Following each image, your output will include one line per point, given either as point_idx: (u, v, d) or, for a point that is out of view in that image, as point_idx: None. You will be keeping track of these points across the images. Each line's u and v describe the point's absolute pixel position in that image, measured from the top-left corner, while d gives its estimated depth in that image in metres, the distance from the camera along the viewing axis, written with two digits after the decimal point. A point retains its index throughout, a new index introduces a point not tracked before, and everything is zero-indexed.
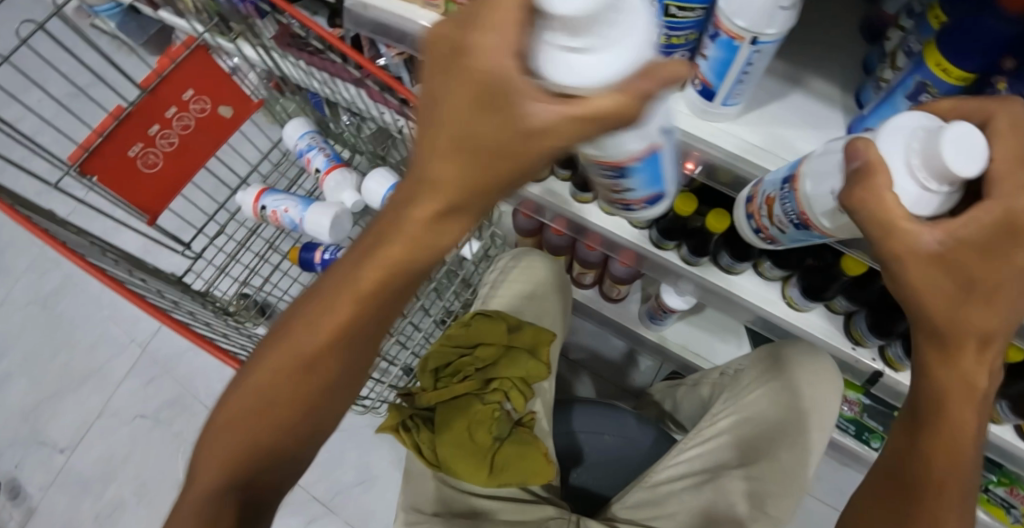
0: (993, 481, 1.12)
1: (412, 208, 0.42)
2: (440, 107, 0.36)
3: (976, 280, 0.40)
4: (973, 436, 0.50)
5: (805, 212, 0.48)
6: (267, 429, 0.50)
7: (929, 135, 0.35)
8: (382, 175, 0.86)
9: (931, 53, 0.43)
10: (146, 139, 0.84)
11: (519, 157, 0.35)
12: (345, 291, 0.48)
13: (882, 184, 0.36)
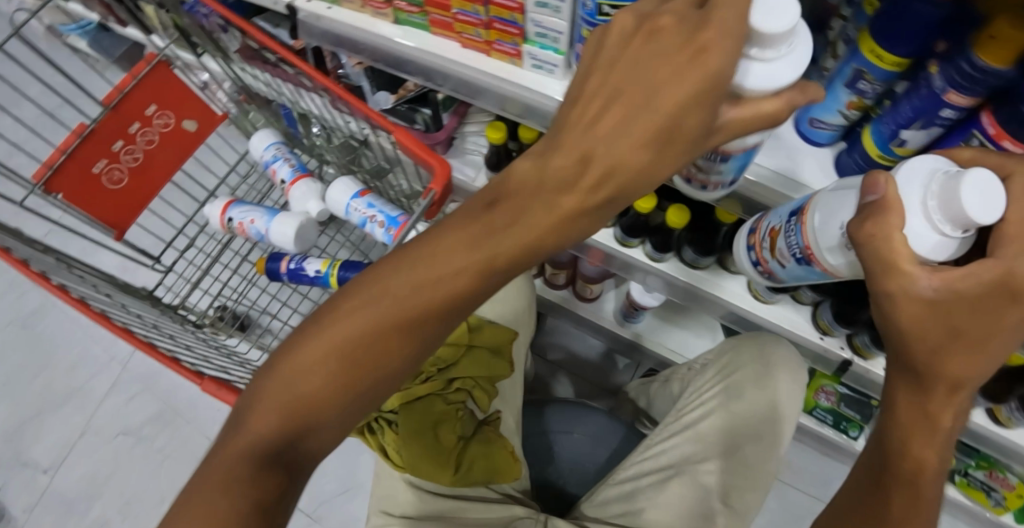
0: (971, 465, 1.18)
1: (558, 192, 0.43)
2: (632, 75, 0.38)
3: (961, 328, 0.41)
4: (936, 453, 0.49)
5: (809, 248, 0.53)
6: (350, 383, 0.46)
7: (948, 180, 0.38)
8: (344, 183, 0.85)
9: (866, 41, 0.51)
10: (111, 154, 0.85)
11: (676, 150, 0.39)
12: (470, 249, 0.45)
13: (894, 222, 0.40)
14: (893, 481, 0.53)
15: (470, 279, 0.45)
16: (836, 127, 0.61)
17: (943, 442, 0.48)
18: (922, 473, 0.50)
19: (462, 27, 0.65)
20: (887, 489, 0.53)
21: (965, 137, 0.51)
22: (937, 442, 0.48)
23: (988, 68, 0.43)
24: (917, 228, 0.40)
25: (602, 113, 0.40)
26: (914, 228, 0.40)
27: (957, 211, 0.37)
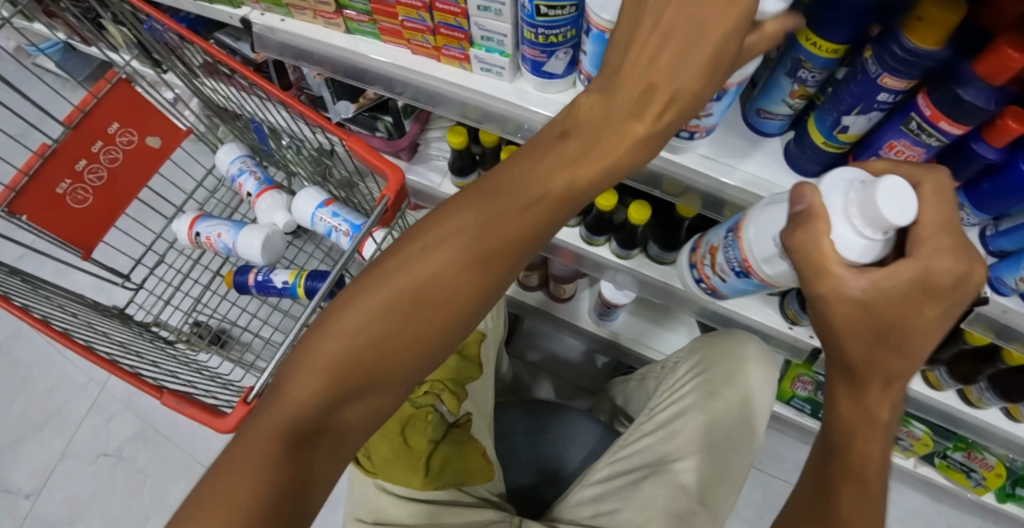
0: (949, 447, 1.16)
1: (627, 122, 0.45)
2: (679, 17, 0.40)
3: (891, 325, 0.42)
4: (881, 444, 0.49)
5: (747, 258, 0.59)
6: (396, 329, 0.49)
7: (864, 189, 0.42)
8: (309, 193, 0.86)
9: (803, 30, 0.51)
10: (74, 174, 0.84)
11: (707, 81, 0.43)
12: (503, 196, 0.49)
13: (822, 229, 0.43)
14: (840, 479, 0.51)
15: (491, 244, 0.50)
16: (783, 117, 0.60)
17: (883, 434, 0.49)
18: (866, 466, 0.50)
19: (410, 33, 0.65)
20: (834, 486, 0.52)
21: (904, 120, 0.50)
22: (878, 438, 0.49)
23: (918, 49, 0.43)
24: (845, 233, 0.42)
25: (660, 51, 0.42)
26: (842, 232, 0.43)
27: (875, 213, 0.40)
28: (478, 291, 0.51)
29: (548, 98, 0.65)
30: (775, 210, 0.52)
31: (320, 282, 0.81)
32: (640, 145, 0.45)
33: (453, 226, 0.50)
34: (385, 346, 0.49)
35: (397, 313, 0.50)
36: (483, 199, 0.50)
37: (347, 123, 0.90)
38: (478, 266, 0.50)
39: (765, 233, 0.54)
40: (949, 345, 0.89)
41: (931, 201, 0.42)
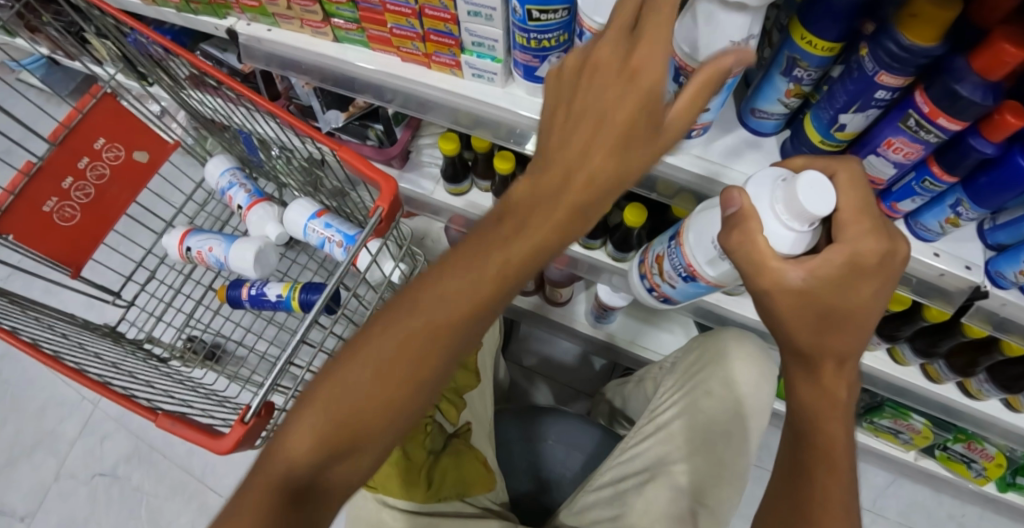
0: (950, 439, 1.14)
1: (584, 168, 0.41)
2: (593, 94, 0.40)
3: (833, 309, 0.45)
4: (843, 424, 0.50)
5: (691, 263, 0.58)
6: (400, 379, 0.44)
7: (787, 186, 0.44)
8: (300, 204, 0.84)
9: (797, 28, 0.50)
10: (61, 192, 0.82)
11: (639, 153, 0.41)
12: (519, 230, 0.43)
13: (757, 228, 0.45)
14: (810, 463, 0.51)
15: (499, 262, 0.43)
16: (778, 116, 0.60)
17: (845, 414, 0.50)
18: (832, 448, 0.50)
19: (399, 41, 0.64)
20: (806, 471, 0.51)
21: (901, 117, 0.49)
22: (841, 419, 0.50)
23: (913, 47, 0.43)
24: (774, 229, 0.45)
25: (576, 131, 0.42)
26: (772, 228, 0.45)
27: (799, 208, 0.43)
28: (476, 324, 0.45)
29: (541, 103, 0.65)
30: (711, 213, 0.54)
31: (315, 295, 0.80)
32: (588, 203, 0.42)
33: (466, 260, 0.44)
34: (388, 390, 0.44)
35: (400, 349, 0.44)
36: (498, 230, 0.44)
37: (337, 132, 0.90)
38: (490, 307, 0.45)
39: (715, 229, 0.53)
40: (948, 339, 0.85)
41: (848, 189, 0.45)
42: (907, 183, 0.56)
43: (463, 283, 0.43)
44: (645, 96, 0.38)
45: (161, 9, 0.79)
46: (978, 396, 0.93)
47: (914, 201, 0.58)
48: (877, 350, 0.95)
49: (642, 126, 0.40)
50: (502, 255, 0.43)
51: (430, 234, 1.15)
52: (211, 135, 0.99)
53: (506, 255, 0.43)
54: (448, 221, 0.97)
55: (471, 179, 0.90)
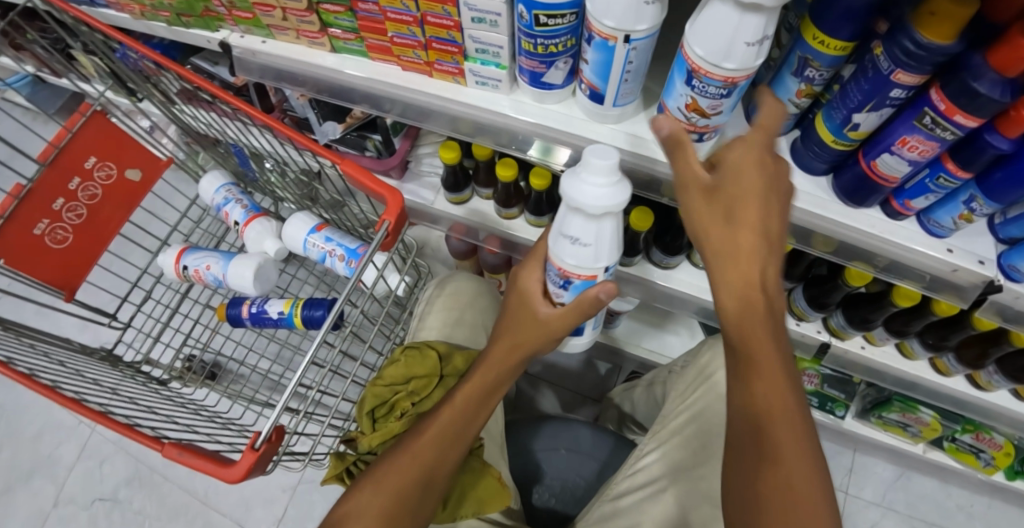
0: (959, 430, 1.15)
1: (508, 344, 0.64)
2: (510, 310, 0.66)
3: (723, 193, 0.44)
4: (783, 383, 0.43)
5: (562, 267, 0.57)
6: (397, 491, 0.55)
7: (585, 164, 0.48)
8: (300, 218, 0.83)
9: (809, 28, 0.49)
10: (52, 214, 0.80)
11: (530, 328, 0.64)
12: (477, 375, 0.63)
13: (586, 192, 0.48)
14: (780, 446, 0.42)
15: (486, 385, 0.62)
16: (788, 117, 0.59)
17: (783, 370, 0.43)
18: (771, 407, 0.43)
19: (400, 50, 0.63)
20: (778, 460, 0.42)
21: (916, 115, 0.48)
22: (777, 377, 0.43)
23: (929, 44, 0.42)
24: (589, 203, 0.48)
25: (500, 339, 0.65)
26: (586, 203, 0.48)
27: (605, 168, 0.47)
28: (451, 443, 0.59)
29: (547, 109, 0.63)
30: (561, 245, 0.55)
31: (318, 310, 0.79)
32: (509, 352, 0.64)
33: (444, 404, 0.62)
34: (396, 501, 0.54)
35: (428, 451, 0.58)
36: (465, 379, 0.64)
37: (334, 144, 0.88)
38: (460, 431, 0.60)
39: (581, 259, 0.54)
40: (957, 331, 0.83)
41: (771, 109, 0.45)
42: (920, 181, 0.55)
43: (463, 402, 0.61)
44: (523, 293, 0.64)
45: (150, 23, 0.77)
46: (987, 388, 0.93)
47: (928, 199, 0.56)
48: (885, 345, 0.94)
49: (529, 316, 0.64)
50: (469, 391, 0.61)
51: (430, 243, 1.14)
52: (203, 149, 0.97)
53: (492, 380, 0.62)
54: (448, 231, 0.95)
55: (472, 187, 0.89)
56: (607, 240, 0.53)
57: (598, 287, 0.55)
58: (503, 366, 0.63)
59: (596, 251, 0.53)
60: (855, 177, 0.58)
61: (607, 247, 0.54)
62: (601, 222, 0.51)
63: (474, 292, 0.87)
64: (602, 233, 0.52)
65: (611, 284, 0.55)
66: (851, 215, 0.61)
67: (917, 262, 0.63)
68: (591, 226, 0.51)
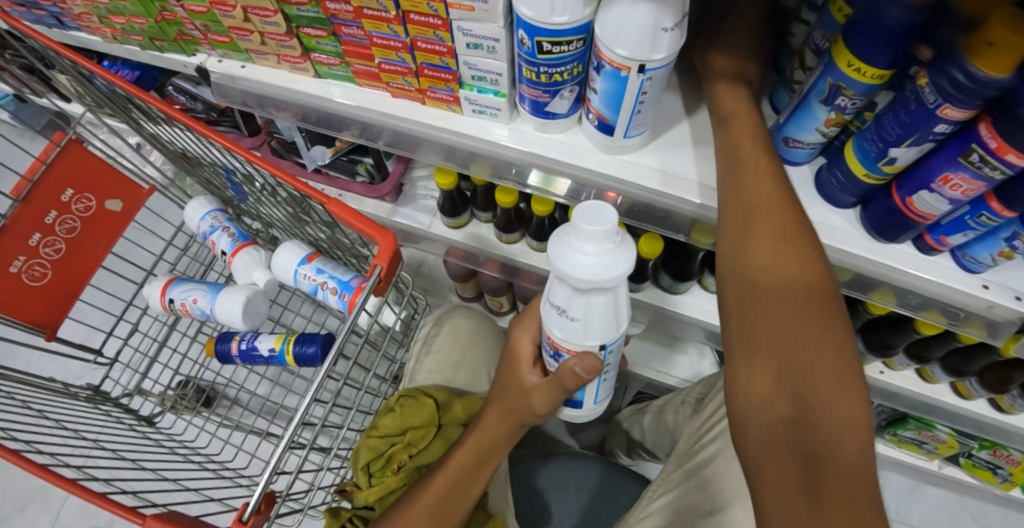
0: (976, 446, 1.07)
1: (501, 407, 0.63)
2: (503, 375, 0.64)
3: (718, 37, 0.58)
4: (799, 275, 0.41)
5: (551, 336, 0.52)
6: None
7: (575, 232, 0.42)
8: (290, 248, 0.77)
9: (842, 53, 0.44)
10: (29, 250, 0.75)
11: (517, 393, 0.61)
12: (471, 438, 0.63)
13: (575, 244, 0.42)
14: (813, 395, 0.36)
15: (481, 452, 0.62)
16: (813, 146, 0.55)
17: (797, 262, 0.41)
18: (784, 293, 0.40)
19: (388, 76, 0.58)
20: (805, 409, 0.36)
21: (961, 151, 0.43)
22: (787, 267, 0.41)
23: (984, 77, 0.37)
24: (572, 276, 0.43)
25: (493, 409, 0.64)
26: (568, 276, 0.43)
27: (595, 225, 0.41)
28: (450, 509, 0.61)
29: (549, 139, 0.59)
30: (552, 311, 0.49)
31: (310, 347, 0.74)
32: (502, 414, 0.62)
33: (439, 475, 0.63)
34: None
35: (425, 517, 0.60)
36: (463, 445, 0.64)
37: (323, 169, 0.84)
38: (455, 498, 0.61)
39: (567, 331, 0.50)
40: (981, 356, 0.78)
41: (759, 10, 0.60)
42: (959, 217, 0.50)
43: (458, 469, 0.62)
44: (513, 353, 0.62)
45: (123, 47, 0.72)
46: (1006, 409, 0.85)
47: (966, 235, 0.51)
48: (905, 370, 0.89)
49: (519, 382, 0.61)
50: (465, 453, 0.63)
51: (427, 262, 1.09)
52: (187, 173, 0.92)
53: (487, 445, 0.62)
54: (447, 256, 0.91)
55: (470, 211, 0.84)
56: (596, 315, 0.47)
57: (577, 360, 0.50)
58: (500, 431, 0.63)
59: (582, 325, 0.48)
60: (887, 211, 0.53)
61: (597, 323, 0.48)
62: (588, 297, 0.45)
63: (475, 331, 0.88)
64: (590, 307, 0.46)
65: (592, 360, 0.50)
66: (880, 251, 0.56)
67: (948, 299, 0.58)
68: (577, 300, 0.46)
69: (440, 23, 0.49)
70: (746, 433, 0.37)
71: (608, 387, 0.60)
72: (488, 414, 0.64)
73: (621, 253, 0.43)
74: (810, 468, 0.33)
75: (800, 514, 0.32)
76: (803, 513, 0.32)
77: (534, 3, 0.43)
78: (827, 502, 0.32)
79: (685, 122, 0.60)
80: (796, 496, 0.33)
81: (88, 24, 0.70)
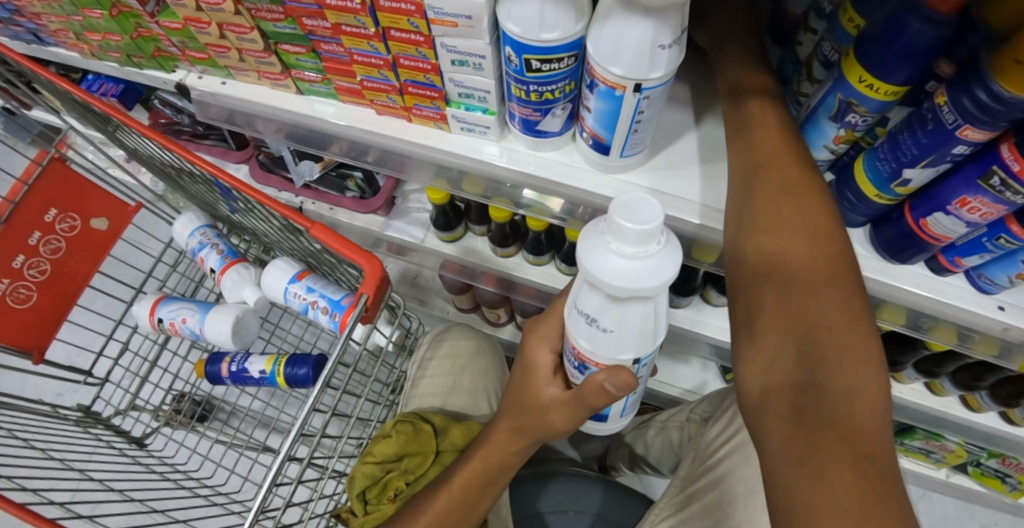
0: (984, 456, 1.04)
1: (511, 427, 0.55)
2: (514, 393, 0.55)
3: (718, 44, 0.56)
4: (809, 246, 0.40)
5: (575, 345, 0.45)
6: None
7: (612, 230, 0.36)
8: (279, 265, 0.71)
9: (853, 67, 0.42)
10: (12, 272, 0.71)
11: (535, 405, 0.52)
12: (477, 453, 0.58)
13: (611, 243, 0.36)
14: (821, 359, 0.34)
15: (485, 473, 0.57)
16: (821, 162, 0.53)
17: (807, 230, 0.41)
18: (787, 258, 0.40)
19: (372, 94, 0.55)
20: (812, 373, 0.34)
21: (981, 173, 0.40)
22: (801, 239, 0.40)
23: (1010, 98, 0.34)
24: (608, 281, 0.36)
25: (501, 427, 0.56)
26: (605, 282, 0.37)
27: (637, 222, 0.35)
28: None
29: (543, 157, 0.56)
30: (580, 324, 0.42)
31: (301, 369, 0.71)
32: (513, 432, 0.55)
33: (445, 504, 0.58)
34: None
35: None
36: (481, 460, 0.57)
37: (312, 185, 0.82)
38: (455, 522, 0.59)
39: (596, 344, 0.42)
40: (992, 371, 0.76)
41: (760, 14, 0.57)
42: (975, 239, 0.47)
43: (460, 490, 0.58)
44: (528, 362, 0.52)
45: (102, 63, 0.70)
46: (1015, 421, 0.82)
47: (982, 257, 0.48)
48: (914, 383, 0.86)
49: (533, 397, 0.52)
50: (471, 472, 0.58)
51: (423, 273, 1.08)
52: (173, 188, 0.89)
53: (493, 465, 0.57)
54: (442, 269, 0.88)
55: (464, 224, 0.82)
56: (633, 328, 0.40)
57: (606, 374, 0.42)
58: (509, 448, 0.56)
59: (615, 338, 0.41)
60: (900, 232, 0.50)
61: (633, 336, 0.41)
62: (624, 307, 0.38)
63: (472, 347, 0.89)
64: (626, 319, 0.39)
65: (625, 377, 0.42)
66: (891, 272, 0.54)
67: (963, 321, 0.55)
68: (611, 309, 0.39)
69: (422, 40, 0.46)
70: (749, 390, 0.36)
71: (637, 402, 0.53)
72: (497, 429, 0.57)
73: (665, 256, 0.37)
74: (813, 427, 0.31)
75: (802, 474, 0.30)
76: (803, 472, 0.30)
77: (521, 20, 0.40)
78: (827, 460, 0.30)
79: (682, 138, 0.57)
80: (795, 454, 0.31)
81: (64, 40, 0.68)
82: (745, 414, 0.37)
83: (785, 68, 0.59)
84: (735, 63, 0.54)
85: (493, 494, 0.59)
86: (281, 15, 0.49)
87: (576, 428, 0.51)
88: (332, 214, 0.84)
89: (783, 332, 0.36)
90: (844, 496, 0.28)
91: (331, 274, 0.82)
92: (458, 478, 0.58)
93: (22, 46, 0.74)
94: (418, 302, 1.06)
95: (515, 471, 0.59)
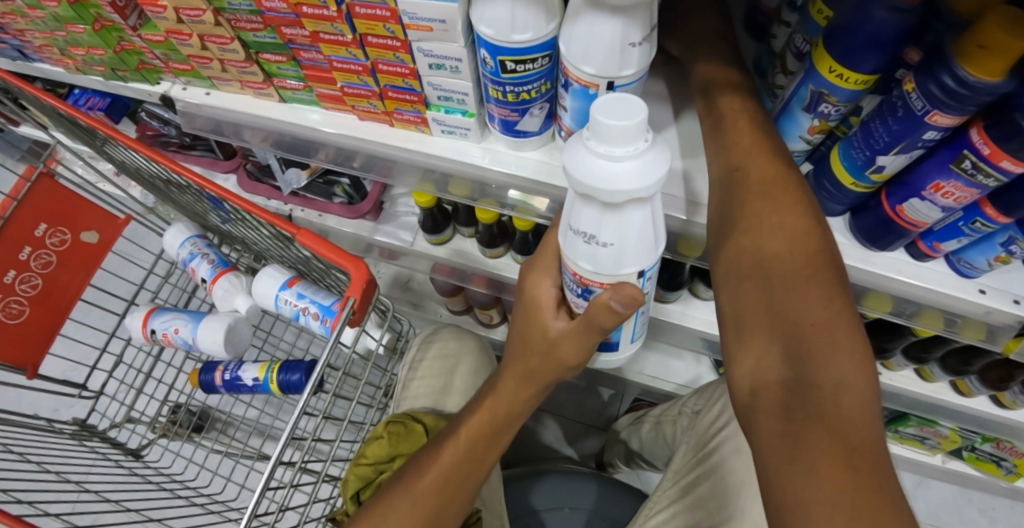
0: (979, 440, 1.04)
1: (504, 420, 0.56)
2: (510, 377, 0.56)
3: (693, 41, 0.57)
4: (790, 242, 0.40)
5: (575, 270, 0.45)
6: None
7: (598, 132, 0.36)
8: (270, 273, 0.72)
9: (823, 58, 0.42)
10: (3, 288, 0.71)
11: (541, 356, 0.52)
12: (483, 406, 0.58)
13: (597, 146, 0.36)
14: (805, 354, 0.34)
15: (494, 424, 0.57)
16: (799, 152, 0.54)
17: (789, 225, 0.41)
18: (767, 257, 0.40)
19: (353, 99, 0.56)
20: (799, 368, 0.34)
21: (953, 157, 0.41)
22: (781, 235, 0.41)
23: (975, 82, 0.35)
24: (604, 186, 0.36)
25: (505, 379, 0.56)
26: (598, 187, 0.36)
27: (618, 119, 0.35)
28: (454, 488, 0.57)
29: (524, 157, 0.57)
30: (575, 240, 0.42)
31: (294, 375, 0.72)
32: (517, 383, 0.55)
33: (449, 462, 0.57)
34: None
35: (431, 496, 0.56)
36: (488, 420, 0.57)
37: (299, 192, 0.83)
38: (459, 480, 0.57)
39: (598, 263, 0.42)
40: (980, 356, 0.76)
41: None
42: (952, 224, 0.48)
43: (465, 444, 0.58)
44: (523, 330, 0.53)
45: (87, 77, 0.70)
46: (1008, 405, 0.82)
47: (960, 241, 0.49)
48: (904, 370, 0.87)
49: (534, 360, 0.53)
50: (473, 428, 0.58)
51: (415, 277, 1.09)
52: (163, 200, 0.89)
53: (502, 414, 0.57)
54: (433, 272, 0.89)
55: (453, 226, 0.83)
56: (632, 236, 0.40)
57: (610, 292, 0.41)
58: (517, 397, 0.56)
59: (617, 251, 0.40)
60: (879, 220, 0.51)
61: (633, 246, 0.41)
62: (623, 212, 0.38)
63: (462, 345, 0.90)
64: (625, 227, 0.39)
65: (630, 291, 0.40)
66: (872, 259, 0.55)
67: (945, 305, 0.56)
68: (610, 219, 0.39)
69: (399, 45, 0.47)
70: (741, 391, 0.37)
71: (646, 323, 0.53)
72: (504, 378, 0.57)
73: (653, 153, 0.37)
74: (803, 422, 0.32)
75: (791, 470, 0.30)
76: (792, 469, 0.30)
77: (494, 21, 0.41)
78: (815, 456, 0.30)
79: (661, 134, 0.58)
80: (785, 450, 0.31)
81: (49, 56, 0.68)
82: (739, 413, 0.37)
83: (762, 61, 0.59)
84: (710, 60, 0.55)
85: (498, 447, 0.59)
86: (260, 25, 0.50)
87: (587, 357, 0.50)
88: (321, 221, 0.85)
89: (770, 330, 0.37)
90: (836, 488, 0.28)
91: (320, 280, 0.83)
92: (467, 427, 0.58)
93: (8, 63, 0.75)
94: (412, 305, 1.06)
95: (520, 424, 0.59)
